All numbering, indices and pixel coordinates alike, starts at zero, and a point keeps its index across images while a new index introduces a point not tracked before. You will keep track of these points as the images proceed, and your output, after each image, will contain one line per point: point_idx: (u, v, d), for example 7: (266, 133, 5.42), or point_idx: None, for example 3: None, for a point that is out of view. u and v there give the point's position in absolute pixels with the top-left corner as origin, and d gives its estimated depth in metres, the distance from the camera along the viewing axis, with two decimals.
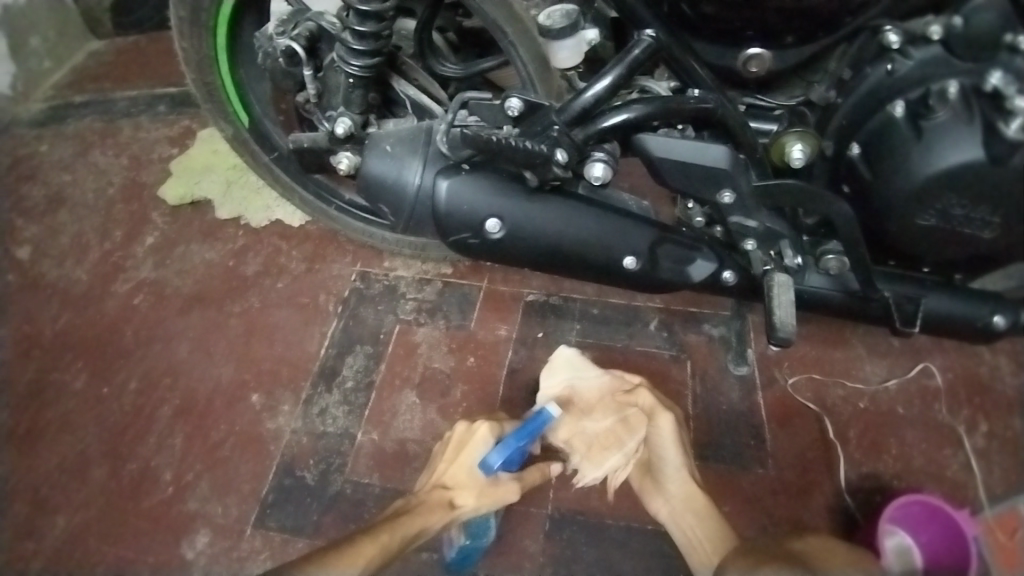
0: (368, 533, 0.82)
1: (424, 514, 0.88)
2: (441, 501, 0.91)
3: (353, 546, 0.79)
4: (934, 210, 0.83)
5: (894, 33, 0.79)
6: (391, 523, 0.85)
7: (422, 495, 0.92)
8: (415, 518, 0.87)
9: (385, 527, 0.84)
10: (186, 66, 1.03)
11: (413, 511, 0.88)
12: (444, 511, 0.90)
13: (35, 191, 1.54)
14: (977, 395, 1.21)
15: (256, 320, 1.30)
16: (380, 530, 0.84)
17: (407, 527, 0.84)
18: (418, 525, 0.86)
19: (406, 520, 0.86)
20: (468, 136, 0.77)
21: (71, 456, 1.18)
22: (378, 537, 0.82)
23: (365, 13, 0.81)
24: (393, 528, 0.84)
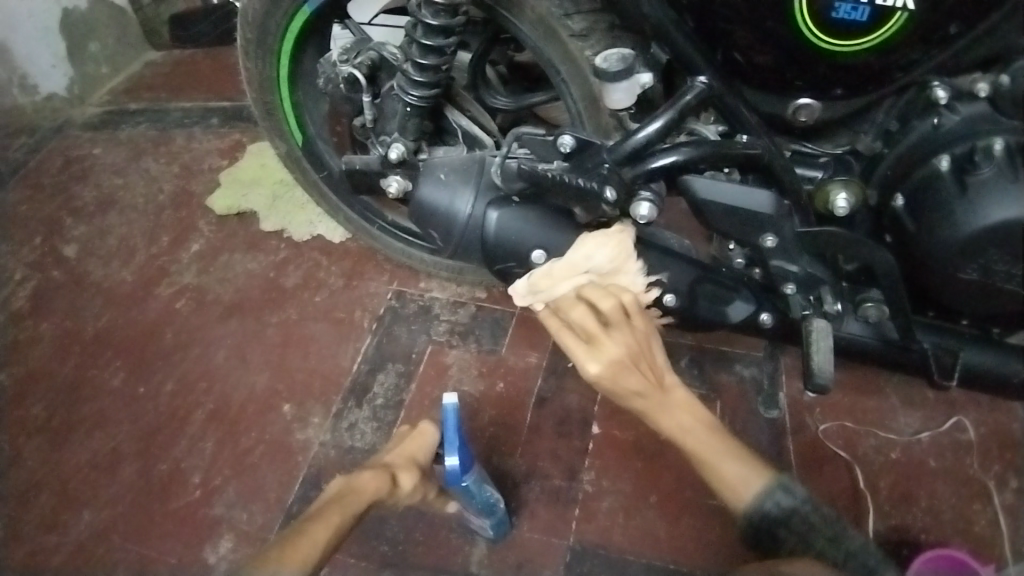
0: (296, 538, 0.79)
1: (367, 488, 0.90)
2: (381, 476, 0.92)
3: (294, 540, 0.79)
4: (978, 265, 0.82)
5: (942, 89, 0.79)
6: (330, 504, 0.86)
7: (362, 469, 0.94)
8: (358, 491, 0.89)
9: (316, 524, 0.81)
10: (249, 86, 1.10)
11: (354, 491, 0.88)
12: (384, 483, 0.92)
13: (86, 192, 1.59)
14: (1010, 451, 1.20)
15: (292, 331, 1.33)
16: (322, 509, 0.85)
17: (343, 512, 0.84)
18: (358, 500, 0.88)
19: (345, 502, 0.86)
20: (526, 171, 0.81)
21: (103, 453, 1.21)
22: (320, 520, 0.82)
23: (429, 47, 0.86)
24: (330, 514, 0.84)
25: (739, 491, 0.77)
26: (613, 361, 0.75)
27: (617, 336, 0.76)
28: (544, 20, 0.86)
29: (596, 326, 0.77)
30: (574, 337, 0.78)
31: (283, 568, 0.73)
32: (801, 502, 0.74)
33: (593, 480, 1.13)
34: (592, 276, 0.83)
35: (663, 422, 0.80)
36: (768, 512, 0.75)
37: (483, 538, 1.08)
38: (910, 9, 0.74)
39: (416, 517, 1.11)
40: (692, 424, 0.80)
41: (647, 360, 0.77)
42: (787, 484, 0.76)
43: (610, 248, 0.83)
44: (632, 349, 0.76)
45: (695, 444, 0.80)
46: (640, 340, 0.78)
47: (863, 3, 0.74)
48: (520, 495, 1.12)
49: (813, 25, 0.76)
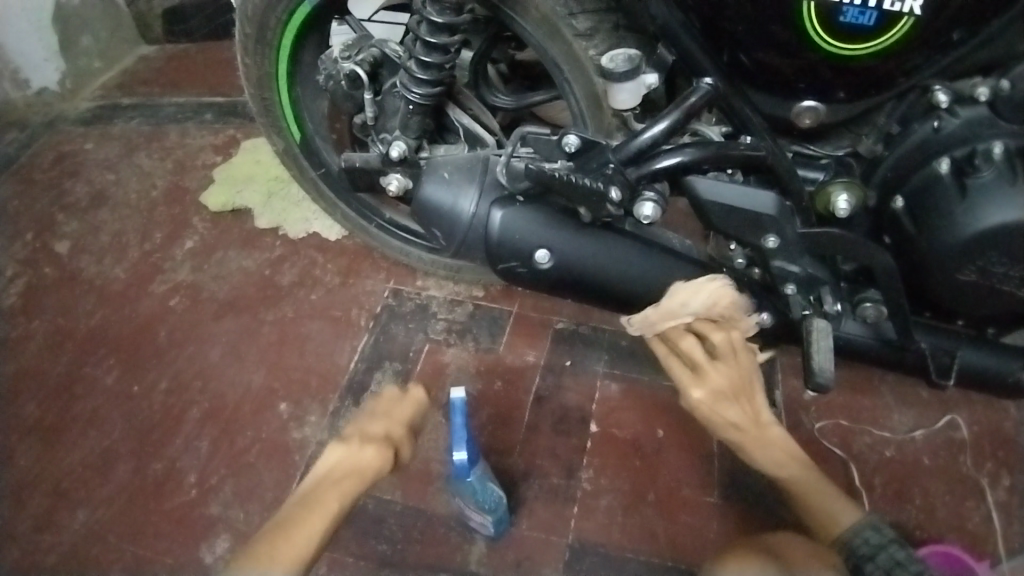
0: (303, 517, 0.81)
1: (371, 464, 0.88)
2: (386, 451, 0.90)
3: (299, 519, 0.81)
4: (976, 266, 0.84)
5: (943, 93, 0.80)
6: (332, 482, 0.86)
7: (365, 437, 0.91)
8: (365, 466, 0.88)
9: (319, 505, 0.82)
10: (247, 81, 1.09)
11: (360, 468, 0.87)
12: (389, 459, 0.90)
13: (78, 188, 1.57)
14: (1001, 449, 1.21)
15: (288, 329, 1.32)
16: (326, 484, 0.86)
17: (348, 490, 0.85)
18: (364, 475, 0.87)
19: (349, 480, 0.86)
20: (533, 171, 0.81)
21: (98, 451, 1.20)
22: (326, 499, 0.83)
23: (433, 45, 0.86)
24: (332, 494, 0.84)
25: (834, 524, 0.83)
26: (715, 390, 0.87)
27: (718, 368, 0.87)
28: (549, 20, 0.86)
29: (700, 357, 0.87)
30: (680, 367, 0.89)
31: (295, 547, 0.78)
32: (890, 540, 0.78)
33: (592, 478, 1.13)
34: (695, 318, 0.86)
35: (756, 455, 0.90)
36: (858, 546, 0.79)
37: (482, 537, 1.08)
38: (917, 14, 0.74)
39: (414, 516, 1.10)
40: (785, 460, 0.90)
41: (746, 394, 0.90)
42: (876, 523, 0.80)
43: (710, 293, 0.84)
44: (733, 382, 0.88)
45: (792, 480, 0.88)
46: (742, 374, 0.89)
47: (871, 7, 0.74)
48: (519, 494, 1.12)
49: (821, 28, 0.76)
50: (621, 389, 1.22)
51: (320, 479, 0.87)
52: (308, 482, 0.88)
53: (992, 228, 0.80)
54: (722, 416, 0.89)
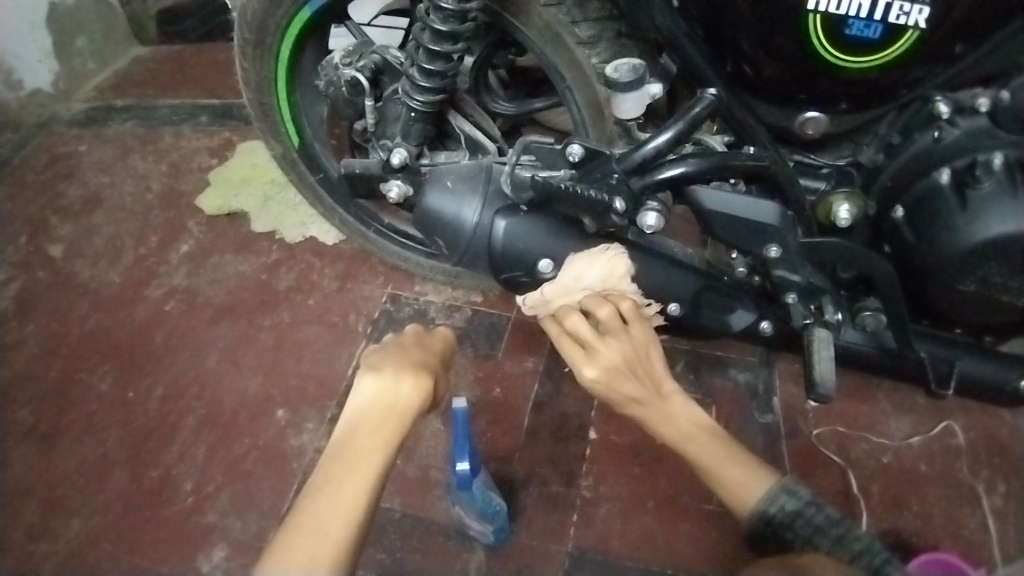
0: (337, 483, 0.70)
1: (409, 402, 0.80)
2: (424, 383, 0.82)
3: (335, 484, 0.70)
4: (976, 276, 0.85)
5: (944, 104, 0.80)
6: (368, 428, 0.76)
7: (397, 369, 0.82)
8: (402, 404, 0.79)
9: (358, 460, 0.72)
10: (245, 86, 1.08)
11: (397, 407, 0.79)
12: (426, 394, 0.82)
13: (72, 190, 1.56)
14: (997, 456, 1.21)
15: (285, 335, 1.31)
16: (361, 435, 0.75)
17: (385, 438, 0.75)
18: (401, 417, 0.79)
19: (386, 423, 0.77)
20: (540, 182, 0.80)
21: (92, 459, 1.19)
22: (363, 453, 0.73)
23: (436, 53, 0.85)
24: (371, 445, 0.74)
25: (740, 495, 0.80)
26: (609, 367, 0.81)
27: (614, 343, 0.82)
28: (552, 28, 0.86)
29: (588, 333, 0.82)
30: (575, 346, 0.84)
31: (344, 514, 0.68)
32: (804, 504, 0.77)
33: (591, 485, 1.13)
34: (587, 292, 0.86)
35: (662, 429, 0.84)
36: (773, 514, 0.77)
37: (482, 545, 1.08)
38: (922, 28, 0.74)
39: (413, 524, 1.10)
40: (695, 431, 0.83)
41: (642, 366, 0.82)
42: (792, 487, 0.78)
43: (601, 268, 0.85)
44: (626, 357, 0.81)
45: (699, 451, 0.82)
46: (635, 348, 0.82)
47: (876, 21, 0.74)
48: (518, 502, 1.12)
49: (826, 41, 0.76)
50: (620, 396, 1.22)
51: (354, 426, 0.77)
52: (338, 439, 0.76)
53: (994, 237, 0.81)
54: (623, 393, 0.82)
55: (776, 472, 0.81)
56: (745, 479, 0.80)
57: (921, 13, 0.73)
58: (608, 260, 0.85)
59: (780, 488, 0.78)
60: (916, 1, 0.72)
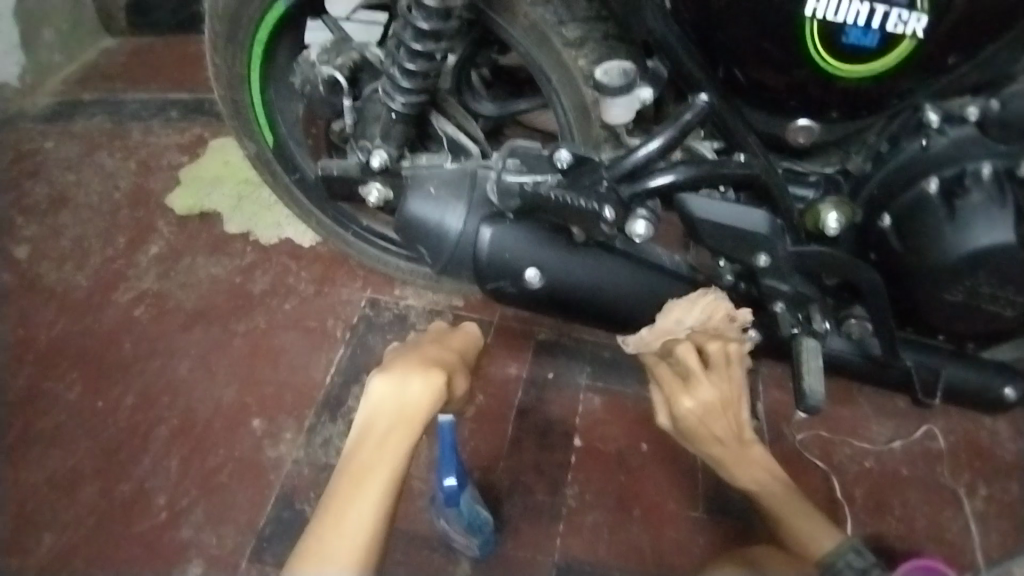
0: (353, 494, 0.73)
1: (420, 405, 0.81)
2: (434, 384, 0.83)
3: (351, 497, 0.73)
4: (964, 286, 0.84)
5: (934, 113, 0.79)
6: (380, 438, 0.78)
7: (407, 370, 0.84)
8: (412, 408, 0.81)
9: (372, 471, 0.75)
10: (217, 81, 1.03)
11: (408, 411, 0.81)
12: (437, 396, 0.83)
13: (37, 189, 1.50)
14: (977, 459, 1.20)
15: (261, 341, 1.28)
16: (374, 444, 0.78)
17: (400, 445, 0.78)
18: (414, 422, 0.80)
19: (400, 430, 0.79)
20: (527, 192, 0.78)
21: (61, 472, 1.14)
22: (377, 461, 0.76)
23: (418, 51, 0.82)
24: (384, 455, 0.77)
25: (809, 545, 0.87)
26: (702, 402, 0.88)
27: (714, 381, 0.89)
28: (538, 28, 0.83)
29: (694, 367, 0.88)
30: (673, 378, 0.90)
31: (360, 524, 0.70)
32: (872, 565, 0.81)
33: (576, 494, 1.11)
34: (691, 331, 0.87)
35: (736, 472, 0.93)
36: (843, 564, 0.82)
37: (466, 557, 1.05)
38: (919, 37, 0.72)
39: (395, 536, 1.07)
40: (766, 476, 0.94)
41: (734, 408, 0.91)
42: (859, 547, 0.83)
43: (706, 310, 0.85)
44: (722, 396, 0.89)
45: (770, 500, 0.92)
46: (732, 388, 0.90)
47: (874, 30, 0.72)
48: (503, 512, 1.09)
49: (822, 47, 0.74)
50: (604, 403, 1.19)
51: (369, 435, 0.79)
52: (353, 450, 0.78)
53: (983, 249, 0.80)
54: (711, 430, 0.90)
55: (841, 530, 0.88)
56: (810, 529, 0.88)
57: (919, 22, 0.71)
58: (704, 298, 0.85)
59: (840, 543, 0.85)
60: (914, 10, 0.71)
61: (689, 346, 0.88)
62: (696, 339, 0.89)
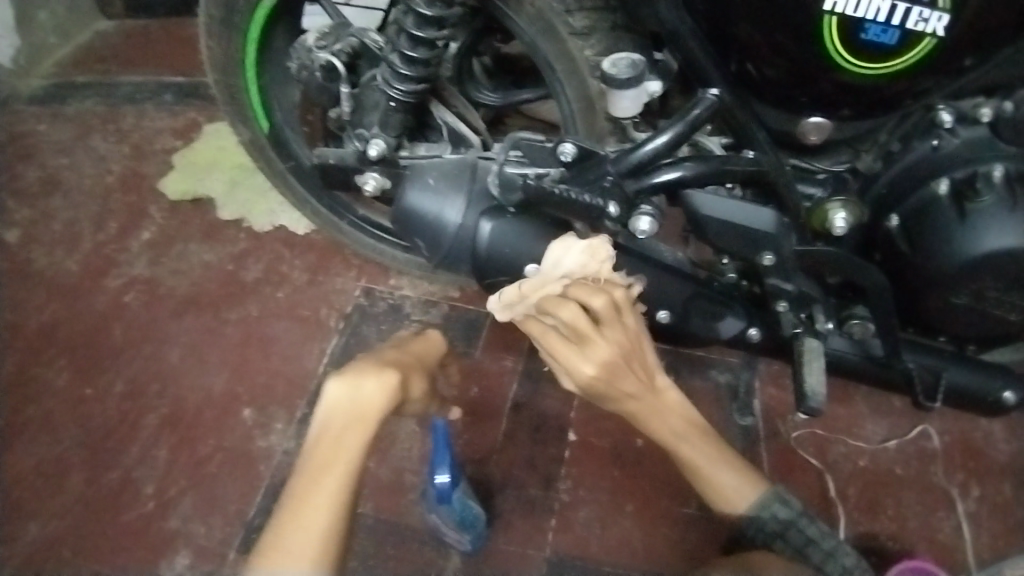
0: (306, 496, 0.69)
1: (375, 403, 0.76)
2: (389, 383, 0.78)
3: (307, 499, 0.69)
4: (970, 289, 0.83)
5: (948, 113, 0.77)
6: (336, 436, 0.73)
7: (362, 369, 0.78)
8: (366, 408, 0.75)
9: (328, 471, 0.71)
10: (210, 66, 1.00)
11: (361, 409, 0.75)
12: (393, 393, 0.78)
13: (28, 171, 1.47)
14: (971, 458, 1.15)
15: (253, 330, 1.26)
16: (328, 444, 0.73)
17: (354, 447, 0.73)
18: (368, 420, 0.75)
19: (353, 429, 0.74)
20: (531, 187, 0.77)
21: (48, 459, 1.12)
22: (330, 462, 0.71)
23: (419, 39, 0.80)
24: (339, 453, 0.72)
25: (732, 500, 0.83)
26: (605, 363, 0.77)
27: (610, 337, 0.77)
28: (544, 15, 0.81)
29: (586, 327, 0.76)
30: (563, 341, 0.78)
31: (313, 529, 0.67)
32: (798, 515, 0.81)
33: (569, 489, 1.10)
34: (567, 280, 0.76)
35: (649, 423, 0.83)
36: (765, 521, 0.82)
37: (458, 552, 1.04)
38: (940, 36, 0.71)
39: (387, 530, 1.06)
40: (686, 428, 0.84)
41: (637, 358, 0.80)
42: (783, 496, 0.82)
43: (581, 251, 0.76)
44: (622, 350, 0.78)
45: (688, 450, 0.84)
46: (629, 338, 0.79)
47: (893, 26, 0.71)
48: (496, 507, 1.08)
49: (841, 46, 0.73)
50: (600, 398, 1.18)
51: (321, 435, 0.74)
52: (308, 450, 0.74)
53: (992, 252, 0.78)
54: (621, 388, 0.79)
55: (764, 478, 0.85)
56: (735, 483, 0.83)
57: (940, 21, 0.70)
58: (588, 244, 0.77)
59: (769, 492, 0.83)
60: (936, 9, 0.69)
61: (576, 296, 0.76)
62: (578, 294, 0.76)
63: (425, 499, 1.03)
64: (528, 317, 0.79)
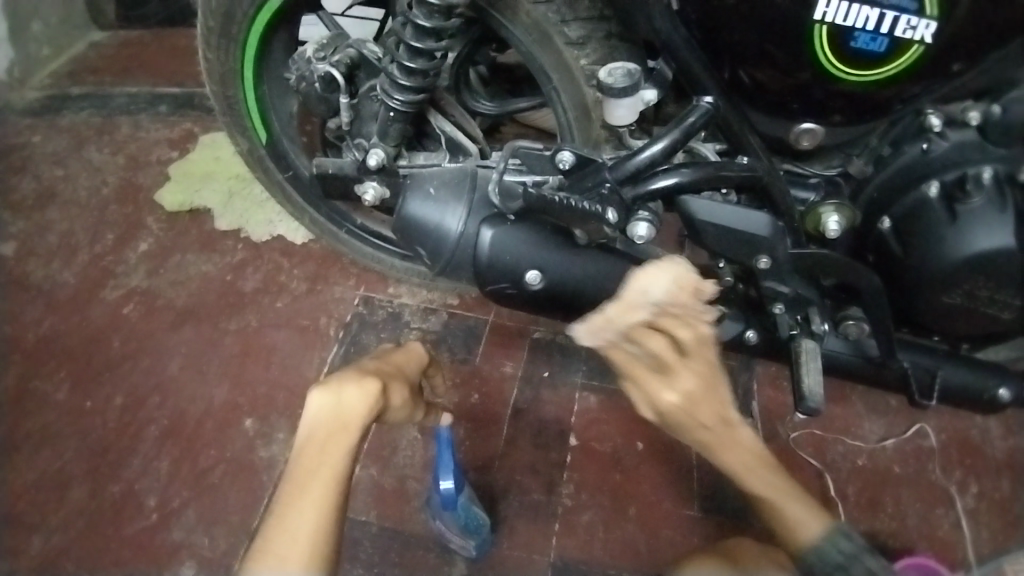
0: (292, 501, 0.67)
1: (357, 410, 0.76)
2: (369, 391, 0.78)
3: (293, 503, 0.67)
4: (961, 290, 0.83)
5: (936, 117, 0.78)
6: (320, 441, 0.72)
7: (343, 379, 0.78)
8: (348, 414, 0.75)
9: (313, 476, 0.69)
10: (209, 77, 1.01)
11: (344, 416, 0.74)
12: (373, 401, 0.77)
13: (24, 184, 1.48)
14: (969, 456, 1.17)
15: (252, 340, 1.26)
16: (312, 451, 0.72)
17: (339, 450, 0.72)
18: (351, 426, 0.74)
19: (336, 435, 0.73)
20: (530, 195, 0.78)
21: (50, 472, 1.13)
22: (316, 467, 0.70)
23: (417, 50, 0.81)
24: (324, 458, 0.71)
25: (798, 536, 0.71)
26: (689, 394, 0.73)
27: (692, 367, 0.73)
28: (541, 26, 0.83)
29: (669, 356, 0.72)
30: (649, 369, 0.74)
31: (301, 533, 0.65)
32: (862, 548, 0.69)
33: (572, 493, 1.10)
34: (654, 309, 0.71)
35: (727, 459, 0.75)
36: (827, 554, 0.69)
37: (462, 557, 1.04)
38: (928, 43, 0.72)
39: (390, 537, 1.06)
40: (759, 464, 0.75)
41: (719, 392, 0.74)
42: (849, 530, 0.70)
43: (670, 278, 0.71)
44: (703, 380, 0.73)
45: (759, 484, 0.74)
46: (710, 369, 0.73)
47: (882, 34, 0.72)
48: (499, 512, 1.08)
49: (832, 53, 0.75)
50: (600, 402, 1.19)
51: (305, 443, 0.72)
52: (293, 460, 0.72)
53: (983, 252, 0.79)
54: (698, 420, 0.74)
55: (830, 512, 0.73)
56: (803, 514, 0.72)
57: (927, 28, 0.71)
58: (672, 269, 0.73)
59: (839, 527, 0.71)
60: (924, 16, 0.70)
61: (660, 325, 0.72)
62: (661, 322, 0.72)
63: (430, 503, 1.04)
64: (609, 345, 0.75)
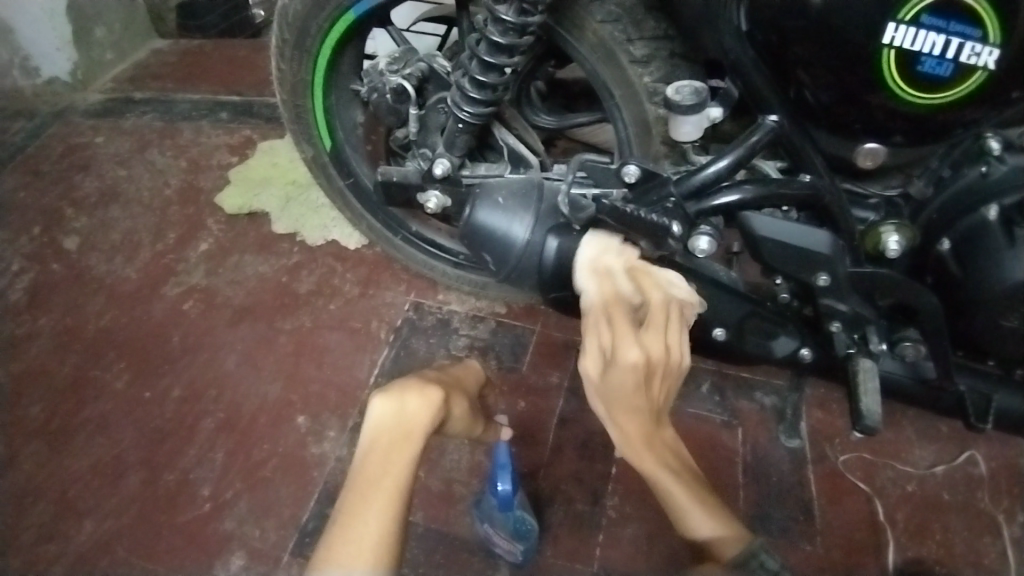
0: (356, 511, 0.68)
1: (419, 418, 0.78)
2: (430, 400, 0.80)
3: (356, 512, 0.68)
4: (1021, 313, 0.83)
5: (995, 140, 0.79)
6: (383, 450, 0.73)
7: (404, 387, 0.81)
8: (410, 423, 0.77)
9: (377, 483, 0.70)
10: (281, 87, 1.06)
11: (405, 425, 0.76)
12: (435, 409, 0.80)
13: (88, 182, 1.54)
14: (1018, 485, 1.15)
15: (307, 339, 1.30)
16: (376, 461, 0.73)
17: (403, 459, 0.73)
18: (414, 435, 0.76)
19: (400, 443, 0.74)
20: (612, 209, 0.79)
21: (106, 459, 1.17)
22: (381, 475, 0.71)
23: (490, 64, 0.83)
24: (388, 468, 0.72)
25: (715, 541, 0.70)
26: (648, 354, 0.74)
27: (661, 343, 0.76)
28: (606, 44, 0.86)
29: (653, 318, 0.77)
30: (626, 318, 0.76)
31: (366, 537, 0.66)
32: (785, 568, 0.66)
33: (616, 505, 1.11)
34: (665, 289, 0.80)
35: (645, 457, 0.75)
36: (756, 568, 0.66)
37: (506, 562, 1.06)
38: (990, 68, 0.73)
39: (436, 539, 1.08)
40: (680, 468, 0.76)
41: (667, 374, 0.77)
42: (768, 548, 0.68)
43: (687, 292, 0.82)
44: (665, 354, 0.76)
45: (672, 483, 0.74)
46: (675, 357, 0.77)
47: (948, 59, 0.73)
48: (543, 519, 1.10)
49: (898, 76, 0.75)
50: None
51: (368, 452, 0.74)
52: (356, 468, 0.73)
53: None
54: (635, 396, 0.75)
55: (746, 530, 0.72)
56: (716, 529, 0.71)
57: (991, 55, 0.72)
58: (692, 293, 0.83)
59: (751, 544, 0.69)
60: (987, 44, 0.72)
61: (636, 284, 0.80)
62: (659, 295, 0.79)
63: (476, 507, 1.06)
64: (609, 281, 0.79)
